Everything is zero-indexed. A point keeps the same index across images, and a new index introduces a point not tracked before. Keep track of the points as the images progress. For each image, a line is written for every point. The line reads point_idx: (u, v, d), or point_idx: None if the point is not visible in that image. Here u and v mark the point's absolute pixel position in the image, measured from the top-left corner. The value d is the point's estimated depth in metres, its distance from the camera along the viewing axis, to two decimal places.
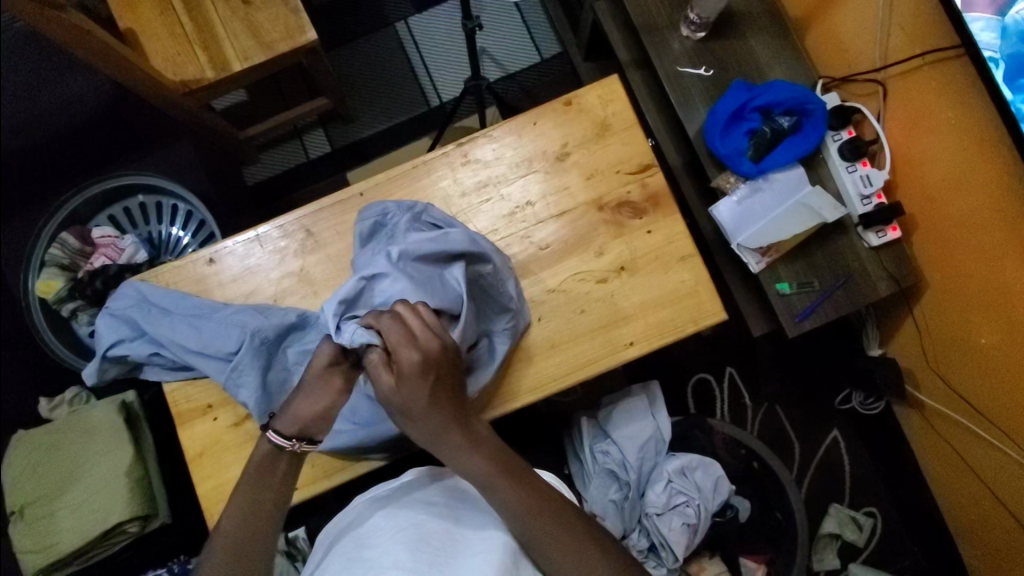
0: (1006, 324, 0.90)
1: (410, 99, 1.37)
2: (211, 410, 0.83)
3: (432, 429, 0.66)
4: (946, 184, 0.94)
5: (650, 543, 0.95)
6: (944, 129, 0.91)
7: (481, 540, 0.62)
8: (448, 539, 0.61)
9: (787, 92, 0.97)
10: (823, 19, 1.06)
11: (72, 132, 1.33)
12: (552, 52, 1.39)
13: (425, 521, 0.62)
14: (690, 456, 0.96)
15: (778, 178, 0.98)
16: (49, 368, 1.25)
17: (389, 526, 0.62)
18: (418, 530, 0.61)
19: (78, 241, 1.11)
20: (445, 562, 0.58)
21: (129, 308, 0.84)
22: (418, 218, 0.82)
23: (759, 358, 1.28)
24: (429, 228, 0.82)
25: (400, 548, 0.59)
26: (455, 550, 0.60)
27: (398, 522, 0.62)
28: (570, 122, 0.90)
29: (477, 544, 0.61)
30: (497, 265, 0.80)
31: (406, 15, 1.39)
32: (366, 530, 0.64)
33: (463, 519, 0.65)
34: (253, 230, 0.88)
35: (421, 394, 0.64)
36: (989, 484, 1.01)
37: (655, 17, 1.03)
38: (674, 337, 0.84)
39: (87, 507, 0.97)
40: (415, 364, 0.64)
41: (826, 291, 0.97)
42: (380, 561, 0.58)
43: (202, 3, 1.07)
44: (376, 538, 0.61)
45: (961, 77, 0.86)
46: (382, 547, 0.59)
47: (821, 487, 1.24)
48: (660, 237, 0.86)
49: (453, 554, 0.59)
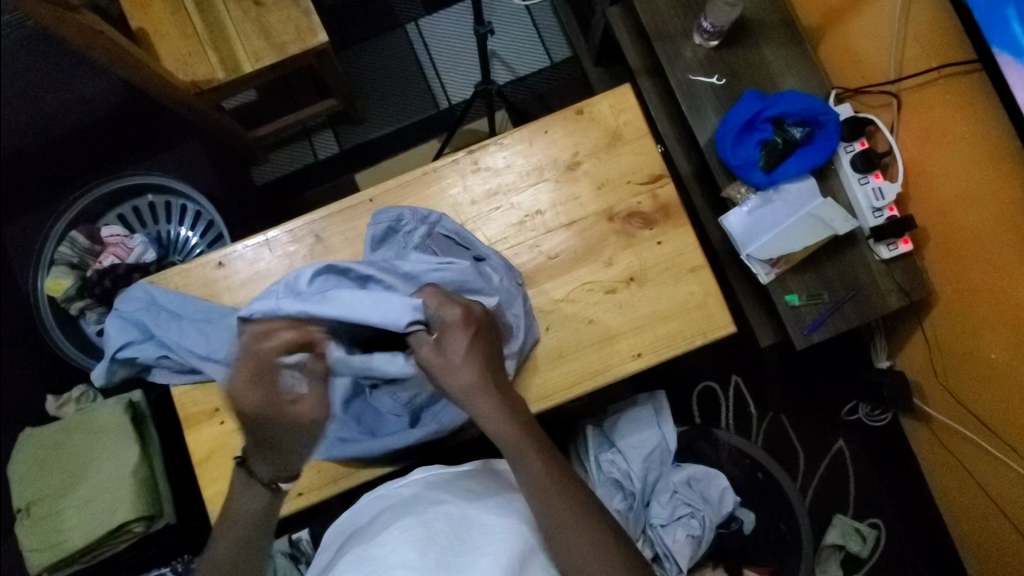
0: (1015, 338, 0.89)
1: (420, 99, 1.37)
2: (218, 414, 0.84)
3: (465, 383, 0.67)
4: (957, 198, 0.93)
5: (654, 553, 0.93)
6: (957, 143, 0.90)
7: (490, 539, 0.62)
8: (456, 537, 0.62)
9: (800, 103, 0.97)
10: (837, 29, 1.05)
11: (80, 130, 1.33)
12: (562, 56, 1.38)
13: (433, 519, 0.63)
14: (695, 466, 0.97)
15: (789, 189, 0.98)
16: (55, 366, 1.25)
17: (397, 525, 0.63)
18: (426, 530, 0.61)
19: (88, 240, 1.11)
20: (454, 562, 0.58)
21: (140, 311, 0.84)
22: (433, 228, 0.83)
23: (765, 367, 1.27)
24: (443, 239, 0.83)
25: (408, 547, 0.59)
26: (463, 549, 0.60)
27: (405, 521, 0.63)
28: (581, 131, 0.89)
29: (486, 542, 0.62)
30: (504, 283, 0.81)
31: (417, 16, 1.39)
32: (375, 528, 0.64)
33: (471, 517, 0.65)
34: (262, 234, 0.88)
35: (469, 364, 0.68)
36: (995, 497, 1.01)
37: (668, 25, 1.03)
38: (682, 349, 0.84)
39: (93, 506, 0.97)
40: (457, 318, 0.69)
41: (835, 303, 0.97)
42: (389, 559, 0.58)
43: (214, 4, 1.07)
44: (384, 536, 0.62)
45: (977, 91, 0.85)
46: (390, 545, 0.60)
47: (826, 498, 1.23)
48: (670, 248, 0.86)
49: (462, 554, 0.60)
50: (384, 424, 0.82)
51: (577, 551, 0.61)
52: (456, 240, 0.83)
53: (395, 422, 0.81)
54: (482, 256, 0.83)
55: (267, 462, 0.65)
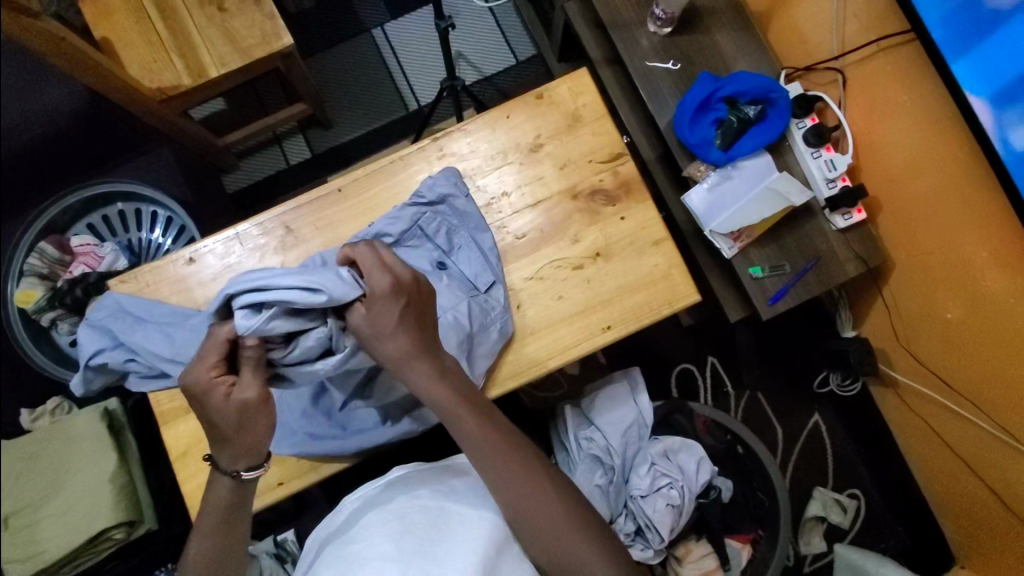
0: (967, 295, 0.94)
1: (388, 103, 1.39)
2: (194, 408, 0.84)
3: (397, 352, 0.66)
4: (905, 165, 0.97)
5: (637, 526, 0.95)
6: (900, 112, 0.95)
7: (466, 530, 0.64)
8: (434, 529, 0.62)
9: (751, 82, 1.00)
10: (783, 13, 1.10)
11: (48, 144, 1.33)
12: (526, 54, 1.42)
13: (410, 513, 0.63)
14: (670, 438, 1.00)
15: (746, 165, 1.01)
16: (31, 380, 1.24)
17: (375, 521, 0.63)
18: (405, 523, 0.62)
19: (57, 250, 1.11)
20: (432, 551, 0.59)
21: (108, 318, 0.83)
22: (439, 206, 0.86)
23: (738, 345, 1.30)
24: (432, 208, 0.86)
25: (384, 539, 0.59)
26: (442, 541, 0.61)
27: (384, 516, 0.63)
28: (542, 115, 0.92)
29: (465, 536, 0.63)
30: (473, 275, 0.85)
31: (382, 21, 1.42)
32: (354, 527, 0.64)
33: (448, 511, 0.66)
34: (231, 229, 0.88)
35: (392, 318, 0.65)
36: (962, 456, 1.04)
37: (623, 14, 1.06)
38: (651, 320, 0.86)
39: (72, 514, 0.96)
40: (387, 289, 0.64)
41: (797, 273, 1.00)
42: (366, 553, 0.58)
43: (177, 11, 1.09)
44: (361, 532, 0.62)
45: (912, 60, 0.90)
46: (367, 540, 0.60)
47: (805, 470, 1.26)
48: (633, 223, 0.89)
49: (441, 546, 0.60)
50: (355, 419, 0.83)
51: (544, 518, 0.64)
52: (439, 212, 0.86)
53: (367, 418, 0.82)
54: (448, 263, 0.87)
55: (226, 456, 0.63)
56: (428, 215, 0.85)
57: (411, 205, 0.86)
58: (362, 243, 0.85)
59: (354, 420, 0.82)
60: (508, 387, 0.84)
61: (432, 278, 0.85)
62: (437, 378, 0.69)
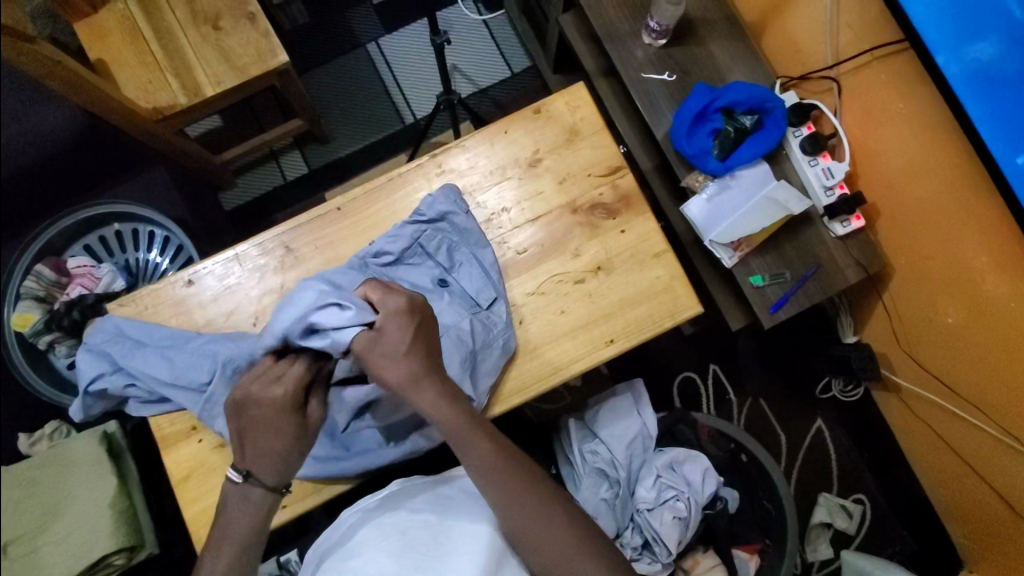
0: (968, 299, 0.94)
1: (384, 118, 1.40)
2: (196, 431, 0.83)
3: (404, 373, 0.66)
4: (902, 172, 0.98)
5: (643, 539, 0.94)
6: (895, 119, 0.95)
7: (465, 542, 0.63)
8: (433, 543, 0.62)
9: (746, 93, 1.00)
10: (776, 23, 1.10)
11: (43, 165, 1.32)
12: (522, 66, 1.42)
13: (409, 527, 0.63)
14: (676, 450, 0.99)
15: (744, 174, 1.01)
16: (28, 404, 1.23)
17: (374, 536, 0.63)
18: (403, 538, 0.62)
19: (54, 272, 1.10)
20: (431, 567, 0.59)
21: (107, 342, 0.82)
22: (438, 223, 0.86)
23: (739, 353, 1.30)
24: (430, 226, 0.86)
25: (383, 555, 0.59)
26: (441, 555, 0.61)
27: (383, 530, 0.63)
28: (540, 130, 0.92)
29: (464, 549, 0.62)
30: (473, 292, 0.85)
31: (377, 36, 1.42)
32: (353, 541, 0.64)
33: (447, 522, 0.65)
34: (230, 250, 0.88)
35: (400, 338, 0.67)
36: (966, 460, 1.04)
37: (618, 26, 1.07)
38: (653, 333, 0.86)
39: (70, 542, 0.94)
40: (399, 308, 0.68)
41: (798, 280, 1.00)
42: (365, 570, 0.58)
43: (172, 31, 1.09)
44: (361, 547, 0.62)
45: (906, 68, 0.91)
46: (365, 556, 0.60)
47: (810, 476, 1.25)
48: (633, 235, 0.89)
49: (440, 560, 0.60)
50: (357, 441, 0.82)
51: (553, 538, 0.64)
52: (439, 229, 0.86)
53: (371, 439, 0.82)
54: (449, 280, 0.86)
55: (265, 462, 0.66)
56: (427, 233, 0.86)
57: (410, 223, 0.86)
58: (362, 262, 0.84)
59: (359, 441, 0.82)
60: (513, 403, 0.84)
61: (434, 296, 0.84)
62: (443, 400, 0.68)
